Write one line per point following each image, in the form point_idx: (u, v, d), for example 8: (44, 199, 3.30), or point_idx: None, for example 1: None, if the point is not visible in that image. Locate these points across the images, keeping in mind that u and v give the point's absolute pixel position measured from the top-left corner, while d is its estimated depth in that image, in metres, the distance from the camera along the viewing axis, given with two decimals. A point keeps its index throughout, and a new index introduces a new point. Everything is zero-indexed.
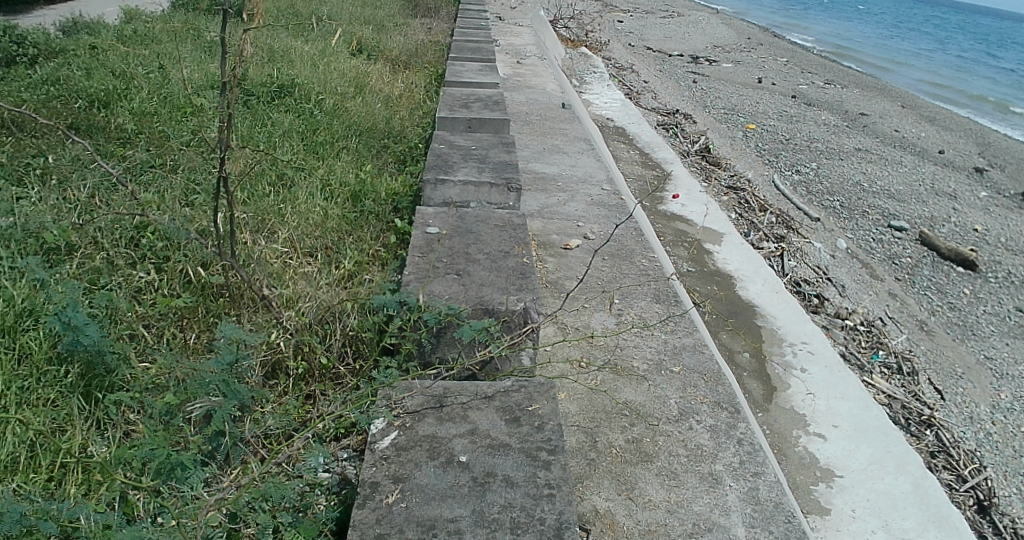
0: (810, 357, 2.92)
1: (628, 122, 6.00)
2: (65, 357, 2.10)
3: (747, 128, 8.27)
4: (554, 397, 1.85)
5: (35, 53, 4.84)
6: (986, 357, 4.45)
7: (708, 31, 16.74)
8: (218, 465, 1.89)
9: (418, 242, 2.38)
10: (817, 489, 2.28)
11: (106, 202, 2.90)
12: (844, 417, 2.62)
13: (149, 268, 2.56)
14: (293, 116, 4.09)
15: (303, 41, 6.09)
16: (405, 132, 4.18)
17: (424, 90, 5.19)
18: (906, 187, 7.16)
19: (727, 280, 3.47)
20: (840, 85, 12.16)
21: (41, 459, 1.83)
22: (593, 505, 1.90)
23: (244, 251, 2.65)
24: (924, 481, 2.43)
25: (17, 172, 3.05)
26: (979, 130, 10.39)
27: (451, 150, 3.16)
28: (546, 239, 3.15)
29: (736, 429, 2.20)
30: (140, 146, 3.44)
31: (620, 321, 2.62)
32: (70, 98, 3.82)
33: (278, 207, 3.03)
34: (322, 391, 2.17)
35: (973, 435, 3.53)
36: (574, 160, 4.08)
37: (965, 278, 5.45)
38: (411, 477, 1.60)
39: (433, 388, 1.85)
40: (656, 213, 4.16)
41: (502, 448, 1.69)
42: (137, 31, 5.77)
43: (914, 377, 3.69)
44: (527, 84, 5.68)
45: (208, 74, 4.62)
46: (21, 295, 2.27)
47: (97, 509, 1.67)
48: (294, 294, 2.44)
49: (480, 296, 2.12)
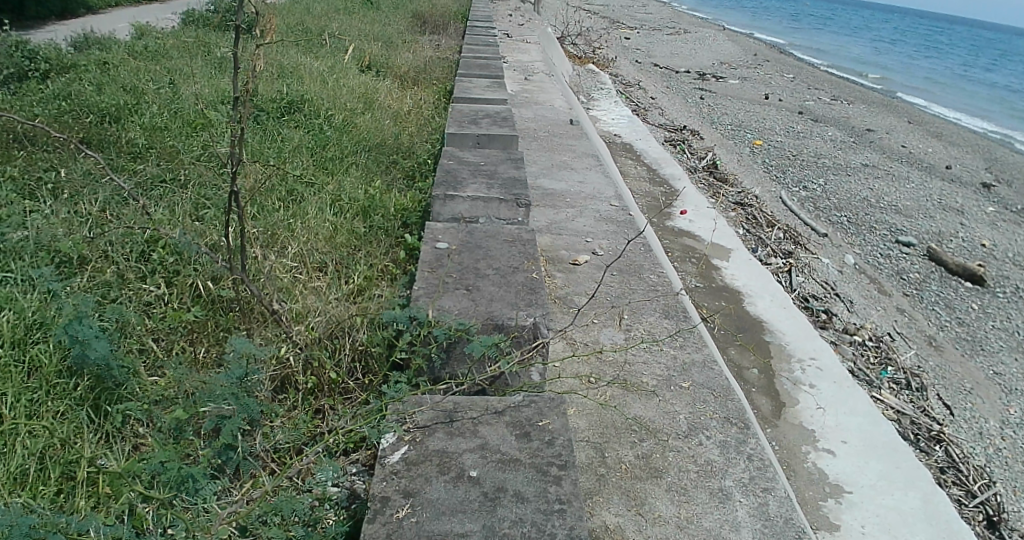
0: (819, 373, 2.92)
1: (635, 138, 6.02)
2: (75, 370, 2.11)
3: (754, 145, 8.29)
4: (564, 413, 1.86)
5: (47, 69, 4.91)
6: (995, 373, 4.43)
7: (713, 47, 16.88)
8: (228, 478, 1.90)
9: (428, 257, 2.39)
10: (826, 505, 2.27)
11: (117, 216, 2.93)
12: (854, 432, 2.61)
13: (159, 283, 2.58)
14: (303, 132, 4.13)
15: (312, 57, 6.16)
16: (414, 147, 4.22)
17: (433, 106, 5.23)
18: (912, 203, 7.16)
19: (735, 296, 3.48)
20: (847, 101, 12.20)
21: (50, 471, 1.85)
22: (602, 520, 1.90)
23: (255, 266, 2.67)
24: (934, 497, 2.42)
25: (29, 186, 3.09)
26: (985, 145, 10.41)
27: (460, 166, 3.19)
28: (554, 254, 3.16)
29: (746, 444, 2.20)
30: (151, 161, 3.48)
31: (629, 336, 2.63)
32: (82, 113, 3.87)
33: (287, 222, 3.06)
34: (332, 406, 2.18)
35: (982, 451, 3.51)
36: (581, 176, 4.10)
37: (972, 294, 5.42)
38: (421, 492, 1.61)
39: (444, 403, 1.86)
40: (664, 230, 4.18)
41: (512, 464, 1.69)
42: (149, 47, 5.84)
43: (922, 392, 3.68)
44: (535, 100, 5.72)
45: (218, 89, 4.67)
46: (32, 307, 2.29)
47: (106, 522, 1.67)
48: (304, 309, 2.46)
49: (489, 311, 2.14)
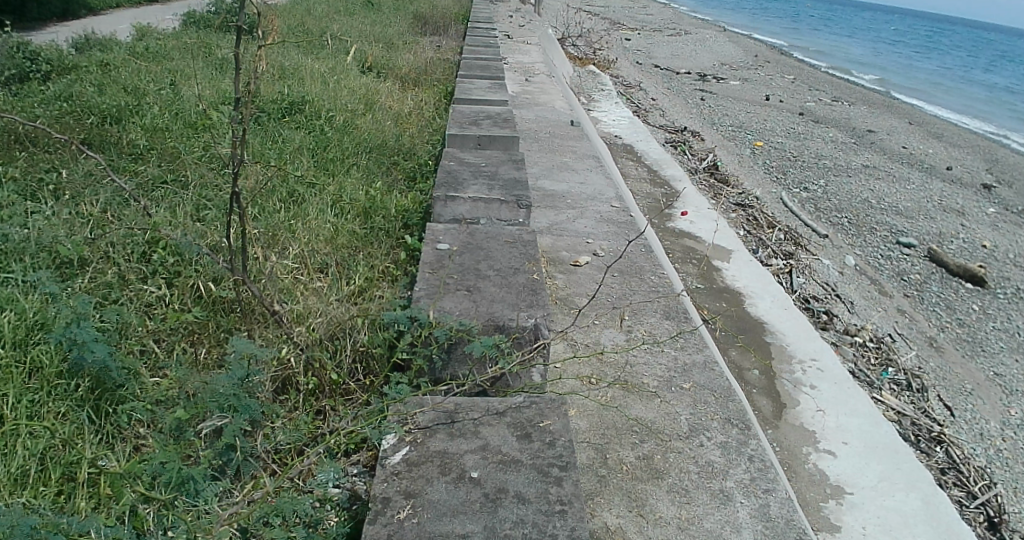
0: (820, 373, 2.92)
1: (636, 139, 6.02)
2: (75, 371, 2.11)
3: (755, 146, 8.30)
4: (565, 414, 1.86)
5: (48, 70, 4.91)
6: (996, 373, 4.43)
7: (715, 49, 16.89)
8: (229, 480, 1.90)
9: (429, 258, 2.39)
10: (827, 506, 2.28)
11: (118, 217, 2.94)
12: (855, 433, 2.61)
13: (160, 284, 2.58)
14: (304, 133, 4.14)
15: (314, 58, 6.17)
16: (415, 149, 4.22)
17: (434, 107, 5.24)
18: (913, 204, 7.15)
19: (736, 297, 3.48)
20: (847, 102, 12.21)
21: (51, 472, 1.85)
22: (603, 521, 1.90)
23: (256, 266, 2.67)
24: (935, 498, 2.42)
25: (31, 187, 3.10)
26: (986, 146, 10.41)
27: (461, 167, 3.19)
28: (555, 255, 3.16)
29: (747, 445, 2.20)
30: (152, 162, 3.48)
31: (630, 337, 2.63)
32: (84, 114, 3.88)
33: (289, 223, 3.06)
34: (333, 407, 2.18)
35: (983, 452, 3.51)
36: (582, 177, 4.10)
37: (973, 295, 5.42)
38: (422, 493, 1.61)
39: (445, 404, 1.86)
40: (665, 231, 4.18)
41: (513, 465, 1.69)
42: (150, 48, 5.85)
43: (923, 393, 3.68)
44: (536, 102, 5.73)
45: (220, 90, 4.68)
46: (33, 308, 2.30)
47: (107, 523, 1.67)
48: (305, 310, 2.46)
49: (490, 312, 2.14)
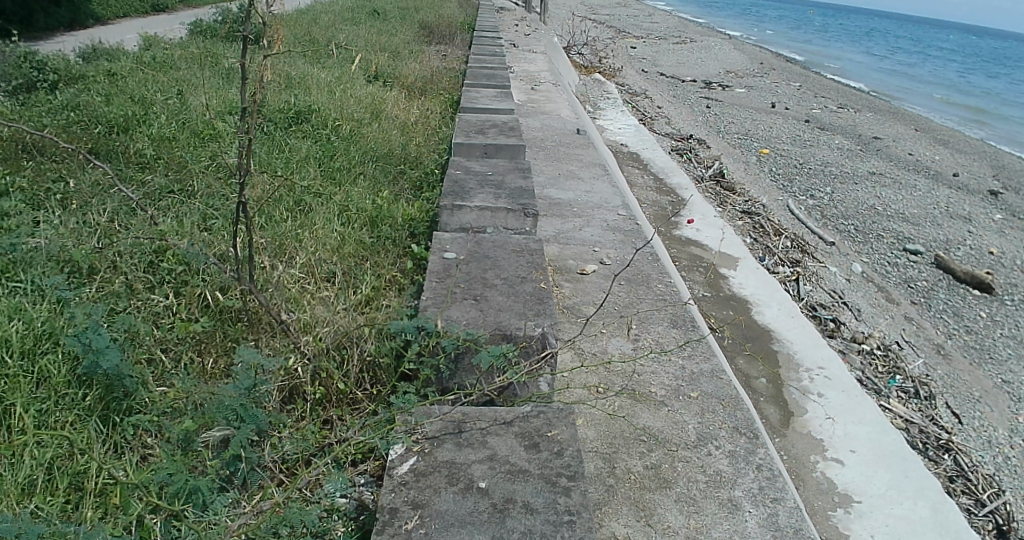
0: (827, 381, 2.91)
1: (642, 147, 6.03)
2: (84, 380, 2.12)
3: (761, 154, 8.30)
4: (572, 423, 1.86)
5: (55, 79, 4.95)
6: (1004, 381, 4.40)
7: (719, 56, 16.99)
8: (236, 490, 1.91)
9: (436, 267, 2.40)
10: (835, 515, 2.26)
11: (125, 226, 2.95)
12: (863, 441, 2.60)
13: (169, 294, 2.59)
14: (310, 142, 4.16)
15: (320, 67, 6.22)
16: (421, 157, 4.23)
17: (439, 116, 5.25)
18: (919, 211, 7.13)
19: (743, 305, 3.47)
20: (853, 109, 12.23)
21: (58, 482, 1.86)
22: (611, 531, 1.89)
23: (263, 276, 2.68)
24: (943, 506, 2.40)
25: (38, 197, 3.12)
26: (993, 153, 10.40)
27: (467, 176, 3.20)
28: (561, 264, 3.17)
29: (755, 454, 2.18)
30: (159, 171, 3.50)
31: (637, 346, 2.62)
32: (91, 123, 3.91)
33: (295, 232, 3.07)
34: (340, 416, 2.19)
35: (992, 459, 3.49)
36: (589, 186, 4.10)
37: (981, 302, 5.39)
38: (430, 504, 1.61)
39: (453, 413, 1.86)
40: (671, 239, 4.17)
41: (521, 475, 1.69)
42: (157, 58, 5.89)
43: (930, 401, 3.66)
44: (541, 110, 5.74)
45: (227, 99, 4.71)
46: (41, 318, 2.31)
47: (114, 532, 1.67)
48: (311, 319, 2.45)
49: (498, 321, 2.14)
